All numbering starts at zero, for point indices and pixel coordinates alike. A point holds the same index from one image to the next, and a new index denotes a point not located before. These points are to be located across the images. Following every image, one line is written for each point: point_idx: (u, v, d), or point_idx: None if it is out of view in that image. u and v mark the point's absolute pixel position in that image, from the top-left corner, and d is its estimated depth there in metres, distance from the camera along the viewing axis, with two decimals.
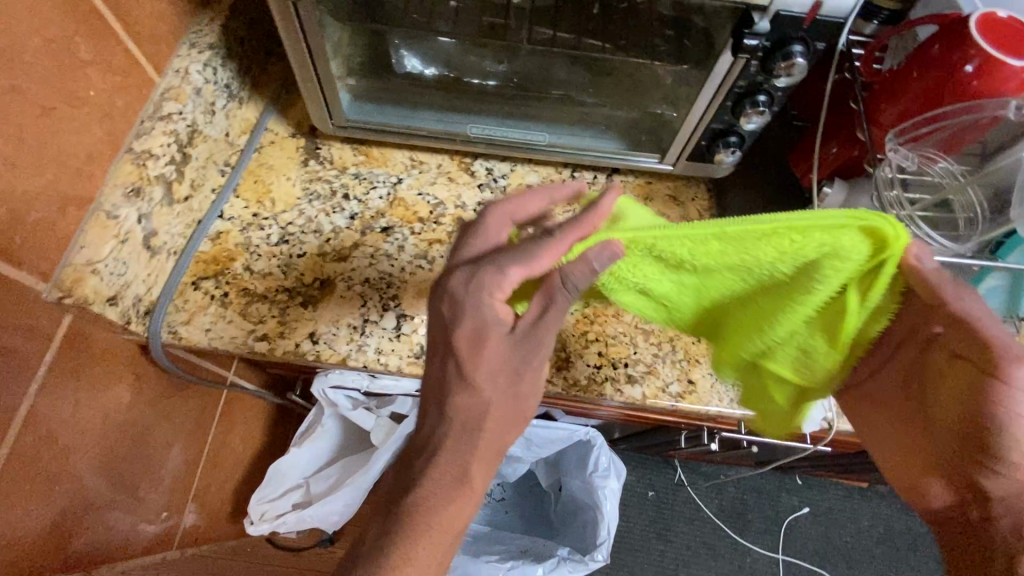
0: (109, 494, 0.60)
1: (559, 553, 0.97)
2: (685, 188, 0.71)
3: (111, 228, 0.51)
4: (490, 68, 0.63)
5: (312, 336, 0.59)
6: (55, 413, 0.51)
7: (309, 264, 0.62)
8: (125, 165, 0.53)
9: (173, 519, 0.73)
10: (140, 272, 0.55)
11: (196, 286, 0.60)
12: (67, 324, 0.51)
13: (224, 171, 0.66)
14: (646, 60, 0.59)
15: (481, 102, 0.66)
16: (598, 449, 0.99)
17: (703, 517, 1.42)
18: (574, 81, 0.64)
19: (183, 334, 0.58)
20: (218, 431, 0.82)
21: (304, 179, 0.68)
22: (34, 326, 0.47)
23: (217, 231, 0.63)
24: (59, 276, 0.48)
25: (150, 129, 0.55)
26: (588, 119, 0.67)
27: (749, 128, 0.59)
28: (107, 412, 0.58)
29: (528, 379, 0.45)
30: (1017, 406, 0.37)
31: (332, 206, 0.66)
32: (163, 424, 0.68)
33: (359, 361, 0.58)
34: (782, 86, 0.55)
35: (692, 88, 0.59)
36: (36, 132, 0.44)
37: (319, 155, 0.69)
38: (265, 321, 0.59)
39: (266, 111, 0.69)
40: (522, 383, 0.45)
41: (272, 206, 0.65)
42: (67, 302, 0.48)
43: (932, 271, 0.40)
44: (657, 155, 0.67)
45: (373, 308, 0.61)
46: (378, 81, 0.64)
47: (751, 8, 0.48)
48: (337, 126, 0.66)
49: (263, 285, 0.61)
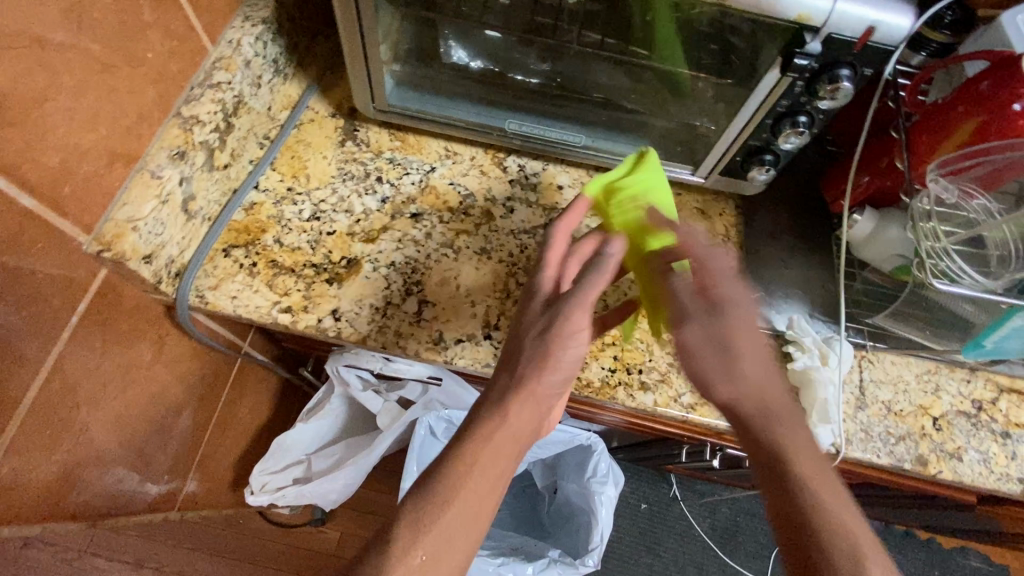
0: (119, 450, 0.61)
1: (550, 554, 0.94)
2: (715, 203, 0.72)
3: (153, 188, 0.51)
4: (533, 66, 0.63)
5: (334, 313, 0.59)
6: (81, 363, 0.52)
7: (338, 241, 0.63)
8: (172, 129, 0.54)
9: (176, 481, 0.73)
10: (176, 234, 0.55)
11: (226, 254, 0.60)
12: (101, 278, 0.51)
13: (262, 144, 0.66)
14: (689, 73, 0.60)
15: (522, 99, 0.67)
16: (598, 455, 0.98)
17: (693, 534, 1.42)
18: (617, 86, 0.64)
19: (209, 299, 0.58)
20: (227, 401, 0.82)
21: (340, 159, 0.68)
22: (70, 275, 0.48)
23: (251, 202, 0.63)
24: (101, 230, 0.49)
25: (200, 95, 0.56)
26: (624, 125, 0.67)
27: (759, 179, 0.65)
28: (128, 366, 0.59)
29: (567, 333, 0.50)
30: (744, 396, 0.48)
31: (365, 187, 0.66)
32: (177, 387, 0.68)
33: (379, 341, 0.59)
34: (787, 149, 0.61)
35: (732, 104, 0.60)
36: (94, 88, 0.45)
37: (357, 137, 0.69)
38: (291, 294, 0.59)
39: (309, 90, 0.69)
40: (559, 333, 0.50)
41: (307, 181, 0.65)
42: (105, 256, 0.48)
43: (701, 248, 0.52)
44: (690, 166, 0.69)
45: (396, 291, 0.61)
46: (423, 68, 0.65)
47: (804, 29, 0.48)
48: (377, 110, 0.67)
49: (291, 258, 0.61)
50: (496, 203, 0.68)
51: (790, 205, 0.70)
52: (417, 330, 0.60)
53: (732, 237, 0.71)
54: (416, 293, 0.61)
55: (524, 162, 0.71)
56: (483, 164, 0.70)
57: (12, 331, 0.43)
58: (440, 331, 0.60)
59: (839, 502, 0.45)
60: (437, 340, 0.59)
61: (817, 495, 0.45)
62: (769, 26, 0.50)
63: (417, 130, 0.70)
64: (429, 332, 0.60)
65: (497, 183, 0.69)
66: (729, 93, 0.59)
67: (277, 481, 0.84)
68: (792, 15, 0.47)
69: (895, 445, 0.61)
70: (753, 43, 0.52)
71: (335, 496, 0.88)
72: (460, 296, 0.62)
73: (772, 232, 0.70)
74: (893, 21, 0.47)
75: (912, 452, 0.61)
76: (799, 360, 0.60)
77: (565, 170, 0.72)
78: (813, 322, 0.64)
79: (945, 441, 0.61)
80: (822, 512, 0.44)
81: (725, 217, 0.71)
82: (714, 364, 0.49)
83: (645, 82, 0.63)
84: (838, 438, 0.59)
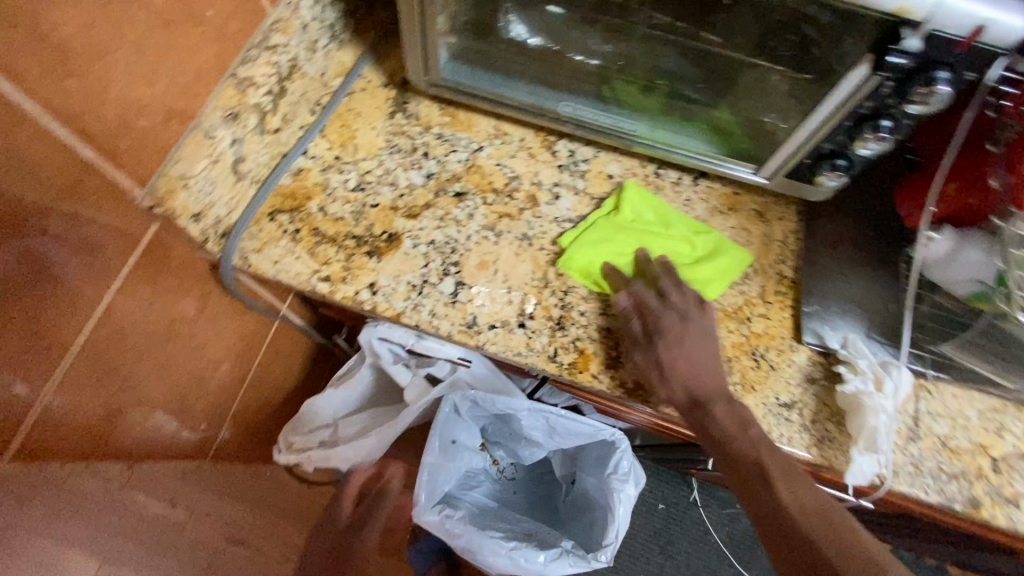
0: (161, 398, 0.63)
1: (563, 544, 0.94)
2: (775, 206, 0.68)
3: (206, 147, 0.52)
4: (595, 47, 0.60)
5: (371, 287, 0.59)
6: (130, 311, 0.53)
7: (380, 215, 0.62)
8: (228, 90, 0.53)
9: (211, 432, 0.76)
10: (225, 194, 0.56)
11: (272, 218, 0.60)
12: (153, 232, 0.52)
13: (314, 110, 0.66)
14: (764, 63, 0.55)
15: (581, 81, 0.64)
16: (621, 452, 0.97)
17: (709, 540, 1.40)
18: (683, 73, 0.60)
19: (253, 262, 0.58)
20: (263, 359, 0.84)
21: (389, 131, 0.67)
22: (124, 227, 0.49)
23: (298, 168, 0.63)
24: (154, 185, 0.49)
25: (256, 57, 0.55)
26: (687, 115, 0.64)
27: (827, 185, 0.61)
28: (173, 318, 0.60)
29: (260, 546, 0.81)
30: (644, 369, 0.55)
31: (411, 161, 0.65)
32: (216, 343, 0.70)
33: (412, 319, 0.58)
34: (864, 155, 0.56)
35: (805, 103, 0.55)
36: (154, 42, 0.45)
37: (407, 110, 0.68)
38: (331, 263, 0.59)
39: (363, 58, 0.68)
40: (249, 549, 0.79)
41: (354, 152, 0.65)
42: (157, 211, 0.49)
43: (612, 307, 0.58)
44: (753, 165, 0.65)
45: (433, 270, 0.60)
46: (480, 42, 0.62)
47: (902, 22, 0.44)
48: (430, 83, 0.65)
49: (333, 228, 0.61)
50: (542, 189, 0.66)
51: (859, 215, 0.66)
52: (451, 311, 0.59)
53: (790, 243, 0.67)
54: (453, 274, 0.60)
55: (575, 148, 0.68)
56: (532, 146, 0.68)
57: (67, 275, 0.45)
58: (474, 314, 0.59)
59: (804, 485, 0.48)
60: (470, 324, 0.58)
61: (783, 484, 0.48)
62: (861, 15, 0.45)
63: (468, 106, 0.69)
64: (463, 314, 0.59)
65: (545, 167, 0.67)
66: (804, 88, 0.54)
67: (305, 442, 0.87)
68: (891, 9, 0.43)
69: (947, 484, 0.57)
70: (839, 35, 0.48)
71: (357, 463, 0.89)
72: (497, 281, 0.60)
73: (835, 240, 0.65)
74: (1011, 21, 0.42)
75: (964, 493, 0.56)
76: (850, 385, 0.57)
77: (617, 158, 0.69)
78: (870, 343, 0.60)
79: (1003, 485, 0.57)
80: (809, 510, 0.47)
81: (785, 222, 0.67)
82: (653, 378, 0.55)
83: (713, 70, 0.59)
84: (884, 469, 0.56)
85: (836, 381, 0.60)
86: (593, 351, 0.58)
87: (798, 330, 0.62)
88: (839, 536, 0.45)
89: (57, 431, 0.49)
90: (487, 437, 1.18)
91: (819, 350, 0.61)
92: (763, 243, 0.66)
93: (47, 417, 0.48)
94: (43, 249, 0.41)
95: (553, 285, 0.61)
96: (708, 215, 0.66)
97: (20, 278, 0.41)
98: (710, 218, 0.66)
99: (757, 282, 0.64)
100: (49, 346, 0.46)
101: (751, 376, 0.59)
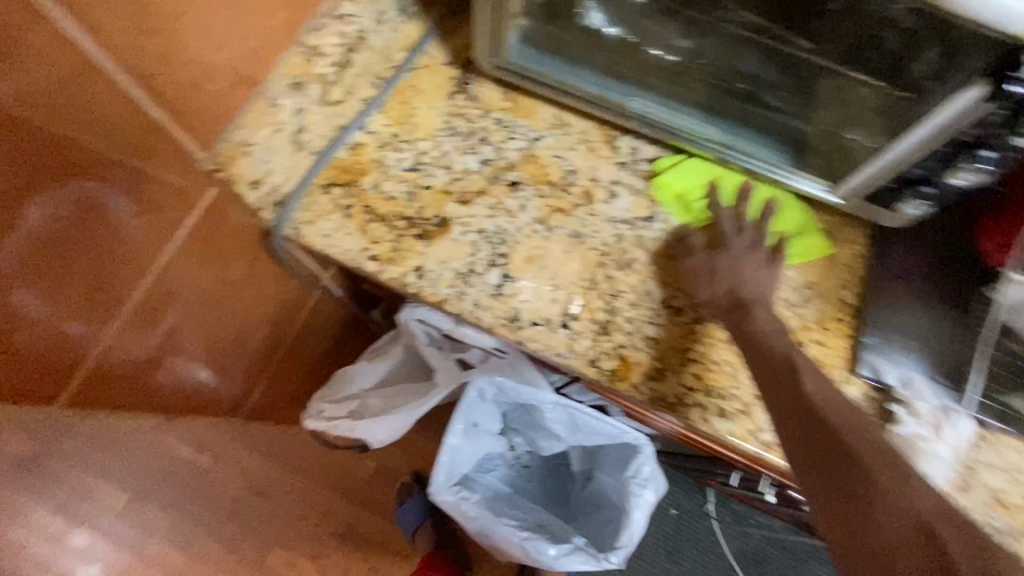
0: (204, 356, 0.65)
1: (576, 541, 0.94)
2: (843, 227, 0.64)
3: (269, 115, 0.51)
4: (674, 41, 0.56)
5: (417, 270, 0.58)
6: (184, 271, 0.54)
7: (432, 198, 0.61)
8: (293, 57, 0.53)
9: (246, 392, 0.78)
10: (283, 163, 0.56)
11: (326, 190, 0.60)
12: (211, 196, 0.53)
13: (375, 84, 0.65)
14: (849, 75, 0.50)
15: (655, 76, 0.60)
16: (643, 458, 0.96)
17: (718, 552, 1.38)
18: (765, 78, 0.56)
19: (304, 233, 0.59)
20: (302, 326, 0.85)
21: (448, 112, 0.65)
22: (185, 188, 0.49)
23: (355, 142, 0.62)
24: (216, 149, 0.49)
25: (324, 26, 0.54)
26: (766, 123, 0.60)
27: (907, 212, 0.58)
28: (222, 280, 0.61)
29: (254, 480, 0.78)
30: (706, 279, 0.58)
31: (468, 145, 0.64)
32: (259, 307, 0.71)
33: (455, 307, 0.57)
34: (957, 185, 0.53)
35: (889, 122, 0.51)
36: (230, 5, 0.44)
37: (469, 91, 0.66)
38: (380, 242, 0.59)
39: (429, 34, 0.66)
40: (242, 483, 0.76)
41: (412, 131, 0.64)
42: (218, 176, 0.49)
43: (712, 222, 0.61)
44: (826, 183, 0.61)
45: (480, 259, 0.59)
46: (551, 27, 0.58)
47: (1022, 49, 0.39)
48: (496, 67, 0.63)
49: (385, 207, 0.61)
50: (599, 186, 0.63)
51: (935, 246, 0.61)
52: (494, 303, 0.58)
53: (855, 268, 0.63)
54: (500, 266, 0.59)
55: (638, 146, 0.66)
56: (593, 140, 0.65)
57: (129, 232, 0.46)
58: (517, 309, 0.58)
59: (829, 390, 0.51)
60: (512, 318, 0.57)
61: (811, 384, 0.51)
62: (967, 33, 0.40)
63: (532, 92, 0.66)
64: (506, 308, 0.58)
65: (604, 163, 0.64)
66: (898, 105, 0.49)
67: (333, 410, 0.88)
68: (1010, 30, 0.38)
69: (996, 541, 0.54)
70: (924, 45, 0.43)
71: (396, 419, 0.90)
72: (544, 277, 0.59)
73: (906, 271, 0.61)
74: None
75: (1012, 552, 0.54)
76: (904, 426, 0.54)
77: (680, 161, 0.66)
78: (932, 385, 0.56)
79: None
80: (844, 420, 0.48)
81: (852, 246, 0.63)
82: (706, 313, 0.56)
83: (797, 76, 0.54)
84: None
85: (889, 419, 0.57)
86: (636, 360, 0.57)
87: (853, 361, 0.59)
88: (878, 450, 0.45)
89: (100, 380, 0.51)
90: (507, 423, 1.18)
91: (874, 385, 0.58)
92: (826, 265, 0.62)
93: (97, 365, 0.50)
94: (102, 204, 0.42)
95: (601, 287, 0.59)
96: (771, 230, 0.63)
97: (79, 231, 0.42)
98: (773, 234, 0.63)
99: (816, 306, 0.61)
100: (106, 299, 0.47)
101: None
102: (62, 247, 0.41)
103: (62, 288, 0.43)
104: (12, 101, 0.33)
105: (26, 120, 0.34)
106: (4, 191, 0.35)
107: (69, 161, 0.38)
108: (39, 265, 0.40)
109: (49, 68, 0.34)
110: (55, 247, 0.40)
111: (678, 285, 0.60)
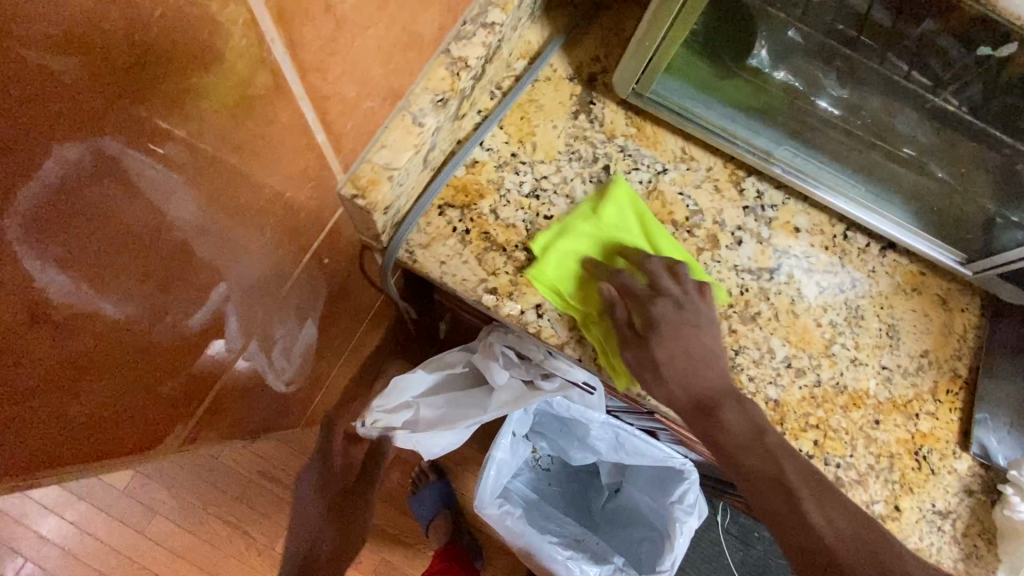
0: (285, 375, 0.60)
1: (616, 561, 0.96)
2: (959, 294, 0.63)
3: (413, 135, 0.45)
4: (830, 91, 0.52)
5: (537, 308, 0.55)
6: (286, 294, 0.49)
7: (553, 229, 0.57)
8: (439, 69, 0.47)
9: (307, 405, 0.74)
10: (411, 185, 0.51)
11: (441, 211, 0.56)
12: (337, 218, 0.48)
13: (494, 94, 0.59)
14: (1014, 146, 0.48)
15: (801, 125, 0.57)
16: (688, 484, 0.96)
17: (721, 563, 1.42)
18: (922, 143, 0.53)
19: (418, 258, 0.54)
20: (363, 334, 0.80)
21: (570, 133, 0.60)
22: (318, 212, 0.44)
23: (473, 159, 0.57)
24: (357, 171, 0.44)
25: (471, 34, 0.49)
26: (911, 188, 0.57)
27: None
28: (316, 298, 0.56)
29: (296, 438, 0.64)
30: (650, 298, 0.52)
31: (590, 173, 0.59)
32: (335, 321, 0.66)
33: (575, 352, 0.54)
34: None
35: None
36: (402, 15, 0.38)
37: (592, 112, 0.61)
38: (498, 274, 0.55)
39: (554, 43, 0.61)
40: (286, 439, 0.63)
41: (532, 151, 0.59)
42: (358, 202, 0.44)
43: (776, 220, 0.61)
44: (959, 255, 0.60)
45: (602, 301, 0.56)
46: (707, 59, 0.53)
47: None
48: (635, 92, 0.58)
49: (504, 236, 0.56)
50: (724, 231, 0.60)
51: None
52: (616, 351, 0.55)
53: (967, 338, 0.62)
54: None
55: (764, 189, 0.63)
56: (719, 179, 0.62)
57: (259, 253, 0.41)
58: None
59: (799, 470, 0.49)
60: None
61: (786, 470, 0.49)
62: None
63: (658, 119, 0.62)
64: None
65: (730, 206, 0.61)
66: None
67: (389, 421, 0.83)
68: None
69: None
70: None
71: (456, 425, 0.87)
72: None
73: None
74: None
75: None
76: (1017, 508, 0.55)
77: (805, 210, 0.63)
78: None
79: None
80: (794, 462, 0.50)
81: (966, 315, 0.62)
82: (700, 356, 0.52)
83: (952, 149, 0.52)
84: None
85: (993, 496, 0.58)
86: None
87: (963, 437, 0.59)
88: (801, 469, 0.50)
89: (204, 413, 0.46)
90: (538, 429, 1.16)
91: (981, 462, 0.58)
92: (942, 333, 0.61)
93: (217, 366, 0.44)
94: (238, 229, 0.37)
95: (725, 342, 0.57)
96: (891, 292, 0.61)
97: (215, 250, 0.36)
98: (892, 295, 0.62)
99: (930, 376, 0.60)
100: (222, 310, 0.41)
101: (910, 477, 0.57)
102: (182, 264, 0.33)
103: (177, 311, 0.35)
104: (184, 129, 0.28)
105: (192, 149, 0.29)
106: (104, 246, 0.27)
107: (223, 187, 0.33)
108: (150, 296, 0.32)
109: (226, 92, 0.29)
110: (161, 271, 0.32)
111: (801, 344, 0.58)
